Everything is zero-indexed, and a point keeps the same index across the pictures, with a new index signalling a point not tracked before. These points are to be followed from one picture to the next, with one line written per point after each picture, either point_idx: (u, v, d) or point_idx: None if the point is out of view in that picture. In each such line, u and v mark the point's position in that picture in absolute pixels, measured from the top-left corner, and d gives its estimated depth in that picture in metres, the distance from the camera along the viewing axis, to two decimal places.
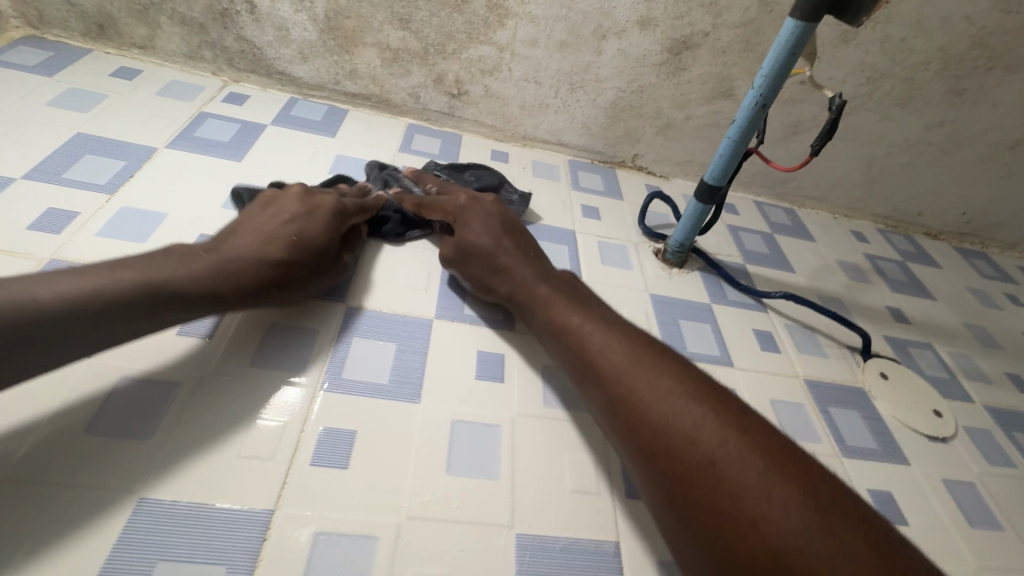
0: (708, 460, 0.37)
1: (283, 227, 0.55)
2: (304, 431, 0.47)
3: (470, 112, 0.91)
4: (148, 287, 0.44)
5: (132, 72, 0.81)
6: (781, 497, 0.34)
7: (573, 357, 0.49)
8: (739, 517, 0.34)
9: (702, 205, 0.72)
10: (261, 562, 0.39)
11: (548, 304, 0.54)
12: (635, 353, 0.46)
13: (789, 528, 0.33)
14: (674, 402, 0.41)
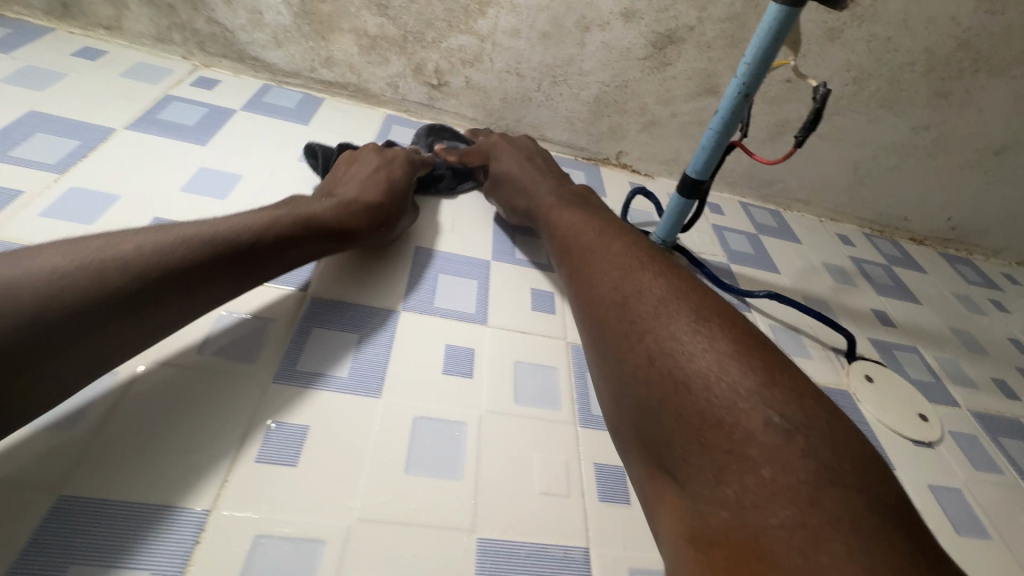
0: (655, 311, 0.43)
1: (363, 187, 0.61)
2: (251, 426, 0.44)
3: (451, 104, 0.89)
4: (263, 234, 0.47)
5: (95, 53, 0.78)
6: (709, 334, 0.40)
7: (569, 250, 0.57)
8: (661, 347, 0.40)
9: (684, 199, 0.70)
10: (191, 567, 0.36)
11: (558, 218, 0.62)
12: (626, 249, 0.53)
13: (704, 355, 0.38)
14: (643, 276, 0.48)
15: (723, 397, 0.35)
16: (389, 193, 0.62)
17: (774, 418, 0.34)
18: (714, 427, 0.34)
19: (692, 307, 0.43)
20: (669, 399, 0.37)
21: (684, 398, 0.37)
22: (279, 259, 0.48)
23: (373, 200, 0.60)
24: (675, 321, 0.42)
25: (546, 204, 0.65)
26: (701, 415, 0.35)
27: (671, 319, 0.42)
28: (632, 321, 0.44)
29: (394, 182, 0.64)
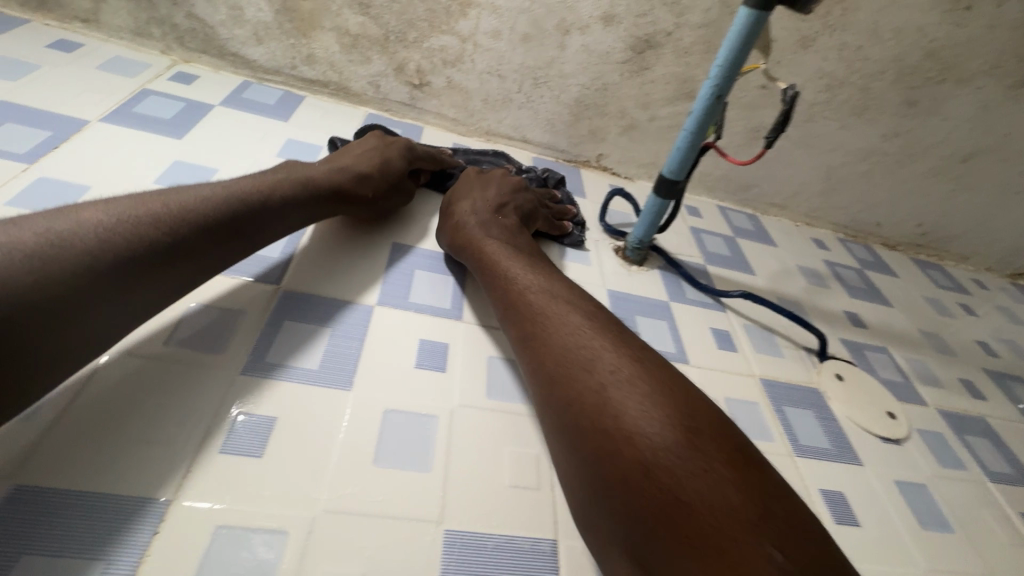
0: (631, 408, 0.39)
1: (361, 164, 0.65)
2: (217, 417, 0.43)
3: (432, 104, 0.89)
4: (261, 200, 0.51)
5: (71, 45, 0.77)
6: (689, 447, 0.36)
7: (525, 316, 0.51)
8: (646, 457, 0.36)
9: (660, 199, 0.71)
10: (148, 558, 0.35)
11: (512, 272, 0.56)
12: (585, 319, 0.49)
13: (696, 474, 0.35)
14: (611, 360, 0.44)
15: (727, 530, 0.32)
16: (383, 173, 0.66)
17: (777, 555, 0.31)
18: (692, 534, 0.32)
19: (667, 405, 0.39)
20: (663, 527, 0.33)
21: (680, 524, 0.33)
22: (275, 225, 0.53)
23: (369, 178, 0.64)
24: (651, 424, 0.38)
25: (497, 253, 0.60)
26: (703, 553, 0.31)
27: (649, 421, 0.38)
28: (607, 420, 0.39)
29: (391, 163, 0.68)
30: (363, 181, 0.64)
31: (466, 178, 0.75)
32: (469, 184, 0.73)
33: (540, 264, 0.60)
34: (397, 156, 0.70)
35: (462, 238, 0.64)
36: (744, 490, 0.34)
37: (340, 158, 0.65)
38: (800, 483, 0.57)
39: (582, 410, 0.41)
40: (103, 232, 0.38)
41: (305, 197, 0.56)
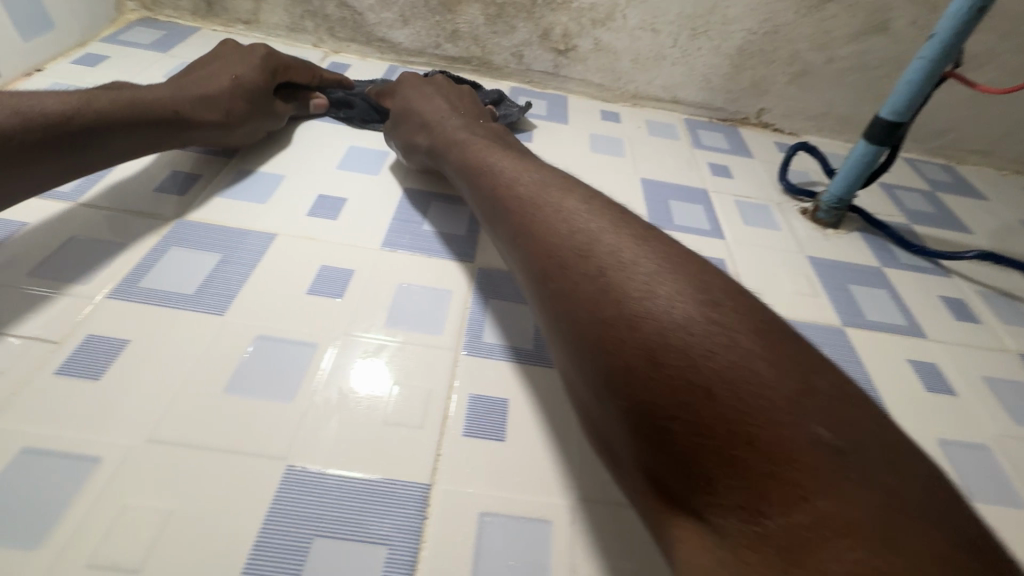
0: (624, 284, 0.28)
1: (209, 83, 0.57)
2: (450, 398, 0.41)
3: (576, 70, 0.84)
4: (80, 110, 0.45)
5: (238, 46, 0.80)
6: (708, 321, 0.26)
7: (495, 201, 0.41)
8: (648, 342, 0.26)
9: (876, 146, 0.60)
10: (425, 545, 0.33)
11: (485, 162, 0.46)
12: (569, 190, 0.37)
13: (720, 353, 0.24)
14: (598, 228, 0.33)
15: (758, 414, 0.23)
16: (238, 94, 0.58)
17: (823, 432, 0.22)
18: (724, 426, 0.23)
19: (671, 270, 0.29)
20: (676, 428, 0.24)
21: (699, 419, 0.24)
22: (89, 141, 0.46)
23: (218, 99, 0.56)
24: (655, 300, 0.27)
25: (474, 147, 0.49)
26: (732, 450, 0.23)
27: (652, 294, 0.27)
28: (595, 303, 0.29)
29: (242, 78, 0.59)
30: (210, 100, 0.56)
31: (415, 83, 0.64)
32: (419, 88, 0.63)
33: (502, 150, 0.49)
34: (257, 73, 0.61)
35: (438, 139, 0.55)
36: (778, 362, 0.24)
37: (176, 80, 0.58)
38: None
39: (564, 294, 0.31)
40: None
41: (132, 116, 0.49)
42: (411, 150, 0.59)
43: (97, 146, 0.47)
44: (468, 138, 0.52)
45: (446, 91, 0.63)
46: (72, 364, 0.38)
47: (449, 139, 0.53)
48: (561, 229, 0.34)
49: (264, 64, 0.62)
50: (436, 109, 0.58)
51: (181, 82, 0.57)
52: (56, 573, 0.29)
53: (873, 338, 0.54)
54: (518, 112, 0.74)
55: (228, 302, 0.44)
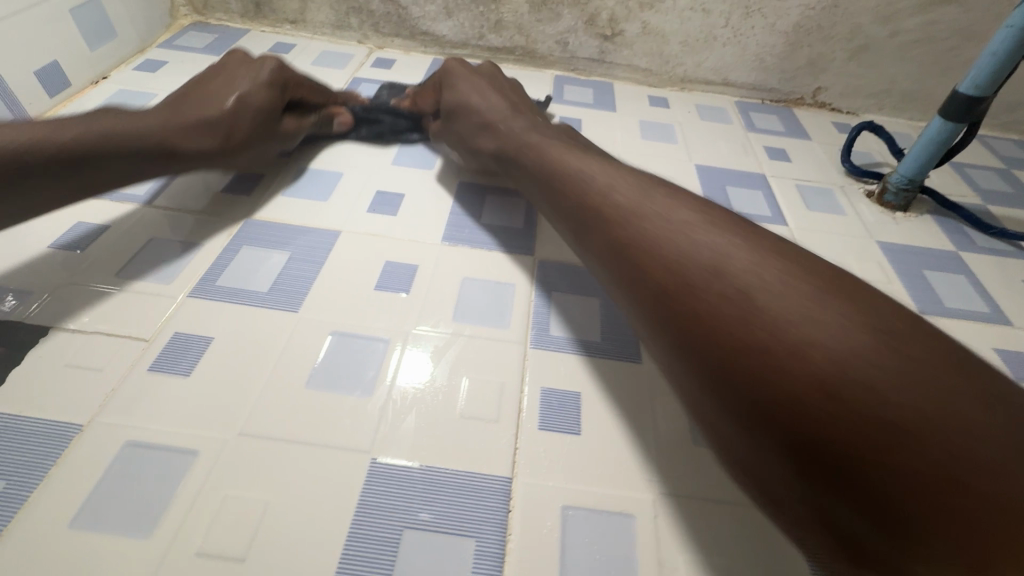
0: (778, 317, 0.27)
1: (212, 104, 0.52)
2: (523, 392, 0.41)
3: (623, 55, 0.82)
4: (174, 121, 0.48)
5: (286, 46, 0.82)
6: (877, 351, 0.25)
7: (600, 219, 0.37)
8: (825, 378, 0.24)
9: (955, 124, 0.57)
10: (511, 537, 0.33)
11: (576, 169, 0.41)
12: (678, 204, 0.35)
13: (890, 388, 0.23)
14: (724, 247, 0.31)
15: (952, 451, 0.22)
16: (239, 116, 0.52)
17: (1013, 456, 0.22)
18: (926, 473, 0.22)
19: (822, 299, 0.27)
20: (868, 471, 0.23)
21: (891, 458, 0.23)
22: (68, 172, 0.42)
23: (217, 123, 0.51)
24: (828, 339, 0.25)
25: (539, 140, 0.47)
26: (936, 495, 0.22)
27: (816, 328, 0.26)
28: (747, 337, 0.27)
29: (248, 99, 0.53)
30: (208, 126, 0.50)
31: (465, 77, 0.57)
32: (471, 80, 0.57)
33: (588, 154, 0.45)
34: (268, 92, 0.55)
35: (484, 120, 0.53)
36: (958, 389, 0.24)
37: (182, 96, 0.53)
38: None
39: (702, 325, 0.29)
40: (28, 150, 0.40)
41: (119, 148, 0.44)
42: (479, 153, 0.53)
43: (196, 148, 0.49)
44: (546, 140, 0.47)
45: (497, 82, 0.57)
46: (163, 361, 0.40)
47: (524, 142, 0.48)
48: (683, 251, 0.32)
49: (276, 77, 0.56)
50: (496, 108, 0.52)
51: (184, 100, 0.52)
52: (168, 562, 0.31)
53: (954, 326, 0.52)
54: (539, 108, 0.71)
55: (301, 299, 0.45)
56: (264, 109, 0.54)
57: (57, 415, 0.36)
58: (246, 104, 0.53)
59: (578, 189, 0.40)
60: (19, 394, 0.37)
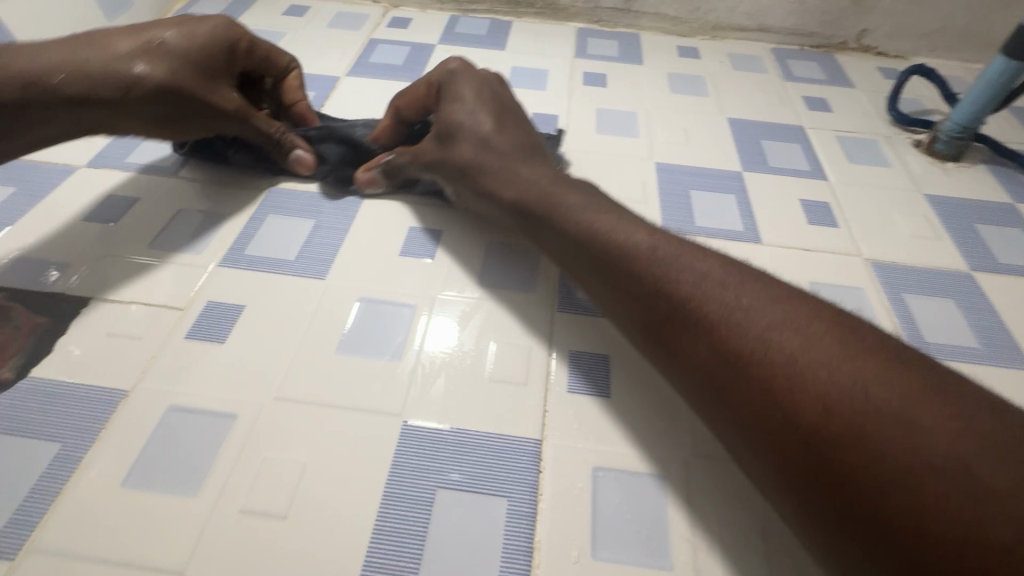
0: (842, 417, 0.25)
1: (128, 40, 0.45)
2: (551, 356, 0.41)
3: (651, 3, 0.77)
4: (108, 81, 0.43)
5: (301, 9, 0.80)
6: (936, 433, 0.24)
7: (601, 258, 0.37)
8: (828, 430, 0.26)
9: (1017, 62, 0.53)
10: (543, 497, 0.34)
11: (564, 202, 0.40)
12: (735, 273, 0.32)
13: (932, 466, 0.23)
14: (780, 329, 0.29)
15: None
16: (151, 60, 0.44)
17: None
18: None
19: (835, 344, 0.28)
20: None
21: (899, 506, 0.23)
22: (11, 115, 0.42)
23: (119, 64, 0.43)
24: (903, 443, 0.24)
25: (536, 173, 0.43)
26: None
27: (890, 432, 0.24)
28: (771, 393, 0.28)
29: (165, 44, 0.45)
30: (113, 65, 0.43)
31: (433, 74, 0.49)
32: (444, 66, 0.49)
33: (563, 181, 0.42)
34: (189, 37, 0.45)
35: (445, 129, 0.46)
36: None
37: (160, 23, 0.47)
38: None
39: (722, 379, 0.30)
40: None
41: (7, 88, 0.42)
42: (443, 165, 0.47)
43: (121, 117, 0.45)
44: (519, 164, 0.44)
45: (473, 76, 0.48)
46: (199, 328, 0.41)
47: (498, 165, 0.44)
48: (738, 332, 0.30)
49: (218, 32, 0.47)
50: (466, 111, 0.46)
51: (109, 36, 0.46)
52: (215, 518, 0.32)
53: (1009, 283, 0.49)
54: (551, 142, 0.56)
55: (327, 267, 0.46)
56: (189, 60, 0.45)
57: (103, 381, 0.38)
58: (156, 49, 0.44)
59: (576, 230, 0.38)
60: (68, 362, 0.39)
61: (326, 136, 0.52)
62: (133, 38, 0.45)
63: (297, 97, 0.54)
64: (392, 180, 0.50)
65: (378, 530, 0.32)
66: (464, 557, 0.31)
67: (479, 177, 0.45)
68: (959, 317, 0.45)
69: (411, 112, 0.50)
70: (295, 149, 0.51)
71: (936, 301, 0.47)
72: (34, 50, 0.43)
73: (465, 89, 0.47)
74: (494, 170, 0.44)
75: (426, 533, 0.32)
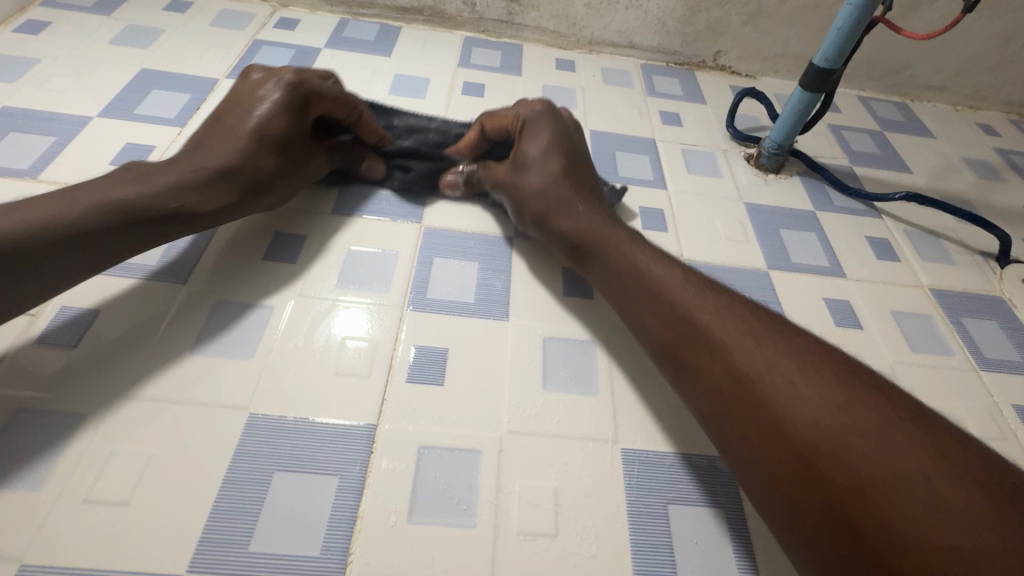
0: (779, 399, 0.32)
1: (232, 131, 0.48)
2: (396, 349, 0.46)
3: (531, 17, 0.83)
4: (249, 153, 0.47)
5: (183, 5, 0.79)
6: (872, 423, 0.30)
7: (658, 312, 0.40)
8: (788, 428, 0.31)
9: (811, 93, 0.62)
10: (371, 474, 0.39)
11: (615, 249, 0.45)
12: (704, 292, 0.40)
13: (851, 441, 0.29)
14: (737, 333, 0.36)
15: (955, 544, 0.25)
16: (272, 120, 0.48)
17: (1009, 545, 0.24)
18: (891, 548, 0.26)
19: (837, 392, 0.31)
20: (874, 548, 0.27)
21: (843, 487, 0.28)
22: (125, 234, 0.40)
23: (241, 162, 0.46)
24: (832, 421, 0.30)
25: (591, 226, 0.47)
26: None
27: (822, 415, 0.31)
28: (787, 424, 0.32)
29: (266, 131, 0.48)
30: (232, 164, 0.46)
31: (521, 108, 0.55)
32: (530, 107, 0.54)
33: (615, 223, 0.48)
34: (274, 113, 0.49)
35: (523, 201, 0.51)
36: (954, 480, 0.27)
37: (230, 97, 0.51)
38: (988, 399, 0.52)
39: (768, 438, 0.32)
40: (91, 211, 0.39)
41: (153, 207, 0.41)
42: (512, 189, 0.52)
43: (274, 186, 0.49)
44: (576, 200, 0.49)
45: (555, 121, 0.53)
46: (50, 332, 0.43)
47: (562, 200, 0.49)
48: (707, 339, 0.37)
49: (294, 96, 0.50)
50: (534, 146, 0.52)
51: (207, 140, 0.47)
52: (58, 508, 0.35)
53: (796, 279, 0.59)
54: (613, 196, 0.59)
55: (187, 271, 0.48)
56: (284, 138, 0.49)
57: None
58: (264, 137, 0.48)
59: (624, 263, 0.44)
60: None
61: (412, 154, 0.58)
62: (226, 117, 0.49)
63: (369, 117, 0.57)
64: (472, 187, 0.58)
65: (216, 509, 0.36)
66: (295, 528, 0.36)
67: (544, 210, 0.49)
68: None
69: (496, 134, 0.57)
70: (367, 161, 0.58)
71: (734, 295, 0.56)
72: (156, 169, 0.43)
73: (546, 130, 0.52)
74: (557, 210, 0.49)
75: (261, 508, 0.37)
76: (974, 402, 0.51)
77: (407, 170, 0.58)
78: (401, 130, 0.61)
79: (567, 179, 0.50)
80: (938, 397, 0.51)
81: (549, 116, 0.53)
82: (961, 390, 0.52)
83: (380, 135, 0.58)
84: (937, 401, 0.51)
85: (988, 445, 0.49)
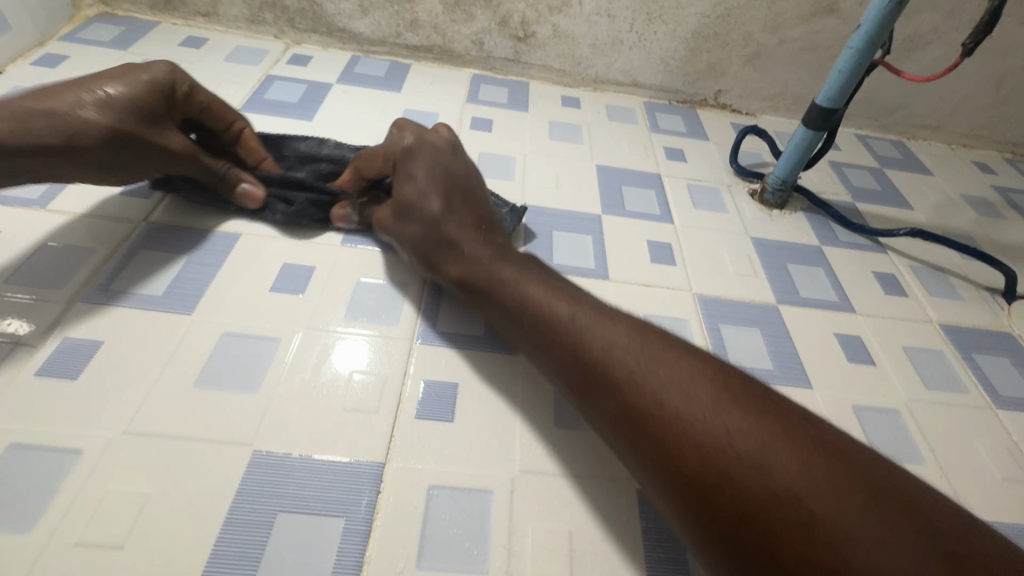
0: (725, 457, 0.30)
1: (83, 90, 0.46)
2: (404, 384, 0.45)
3: (537, 56, 0.85)
4: (88, 121, 0.44)
5: (199, 41, 0.81)
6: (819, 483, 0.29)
7: (597, 376, 0.37)
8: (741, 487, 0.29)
9: (814, 131, 0.63)
10: (378, 515, 0.37)
11: (542, 307, 0.41)
12: (645, 343, 0.37)
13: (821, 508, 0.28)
14: (676, 386, 0.34)
15: None
16: (121, 89, 0.46)
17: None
18: None
19: (780, 443, 0.30)
20: None
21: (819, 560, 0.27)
22: None
23: (71, 122, 0.44)
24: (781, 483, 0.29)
25: (521, 284, 0.43)
26: None
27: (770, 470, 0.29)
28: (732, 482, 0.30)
29: (109, 97, 0.46)
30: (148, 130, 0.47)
31: (391, 144, 0.52)
32: (402, 144, 0.51)
33: (538, 270, 0.45)
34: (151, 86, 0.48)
35: (422, 253, 0.48)
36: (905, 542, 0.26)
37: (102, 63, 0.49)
38: (1006, 438, 0.51)
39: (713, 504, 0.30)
40: None
41: None
42: (399, 236, 0.51)
43: (97, 156, 0.45)
44: (500, 263, 0.45)
45: (427, 152, 0.50)
46: (52, 365, 0.41)
47: (452, 241, 0.47)
48: (658, 402, 0.34)
49: (161, 76, 0.49)
50: (419, 194, 0.48)
51: (48, 91, 0.45)
52: (47, 552, 0.33)
53: (806, 314, 0.59)
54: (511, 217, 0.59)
55: (195, 302, 0.48)
56: (138, 108, 0.46)
57: None
58: (108, 101, 0.45)
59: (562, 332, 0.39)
60: None
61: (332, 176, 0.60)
62: (89, 72, 0.47)
63: (251, 137, 0.57)
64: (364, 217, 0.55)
65: (215, 554, 0.34)
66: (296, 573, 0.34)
67: (438, 254, 0.48)
68: (760, 342, 0.54)
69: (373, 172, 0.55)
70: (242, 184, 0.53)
71: (745, 329, 0.56)
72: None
73: (418, 167, 0.50)
74: (451, 247, 0.47)
75: (263, 552, 0.35)
76: (992, 441, 0.50)
77: (290, 201, 0.55)
78: (293, 159, 0.61)
79: (450, 206, 0.48)
80: (955, 436, 0.50)
81: (423, 145, 0.51)
82: (979, 429, 0.51)
83: (257, 156, 0.57)
84: (955, 440, 0.50)
85: (1011, 486, 0.47)
